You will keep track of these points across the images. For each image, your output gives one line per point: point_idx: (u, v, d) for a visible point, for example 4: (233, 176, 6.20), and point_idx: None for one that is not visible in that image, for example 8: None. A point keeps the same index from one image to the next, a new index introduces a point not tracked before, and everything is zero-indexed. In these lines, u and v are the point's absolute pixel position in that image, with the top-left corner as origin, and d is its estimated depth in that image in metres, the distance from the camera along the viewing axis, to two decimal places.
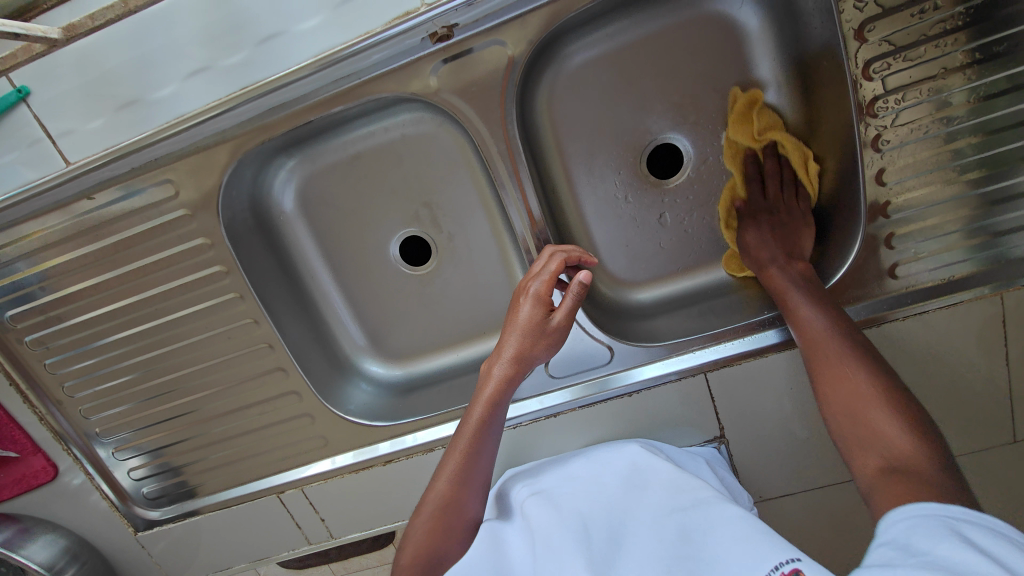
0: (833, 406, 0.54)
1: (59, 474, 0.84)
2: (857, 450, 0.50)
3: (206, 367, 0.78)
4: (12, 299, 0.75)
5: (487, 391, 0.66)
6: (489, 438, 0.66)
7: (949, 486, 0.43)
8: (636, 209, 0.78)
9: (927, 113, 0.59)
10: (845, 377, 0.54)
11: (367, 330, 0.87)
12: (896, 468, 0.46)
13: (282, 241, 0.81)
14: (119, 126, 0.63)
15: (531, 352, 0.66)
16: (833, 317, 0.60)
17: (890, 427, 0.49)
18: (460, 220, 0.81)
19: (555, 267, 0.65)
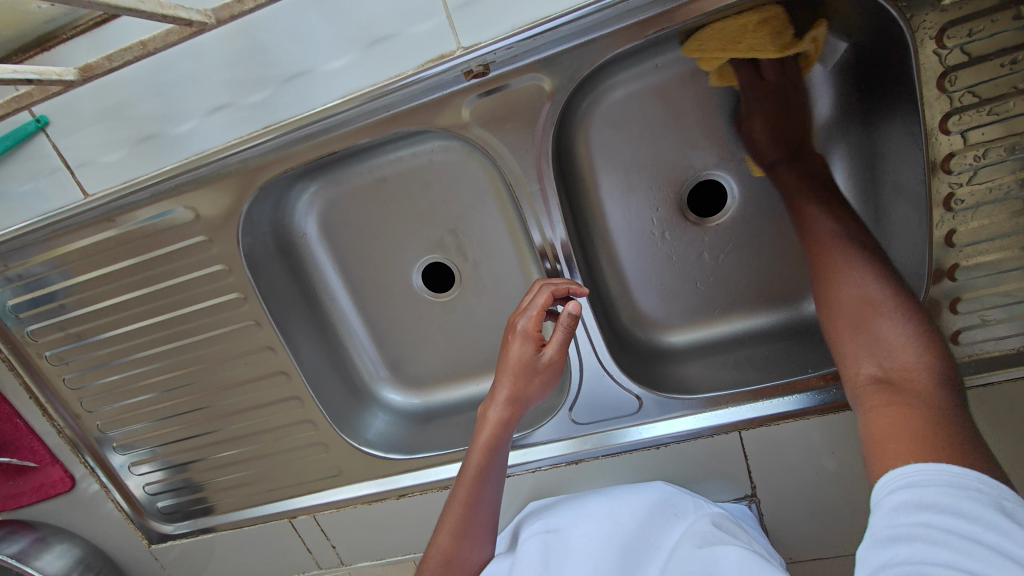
0: (847, 344, 0.49)
1: (77, 484, 0.84)
2: (863, 371, 0.47)
3: (222, 390, 0.77)
4: (34, 314, 0.75)
5: (483, 435, 0.63)
6: (487, 485, 0.63)
7: (946, 418, 0.41)
8: (674, 249, 0.73)
9: (1009, 172, 0.53)
10: (841, 284, 0.51)
11: (387, 356, 0.84)
12: (893, 382, 0.44)
13: (303, 264, 0.78)
14: (140, 153, 0.61)
15: (526, 393, 0.62)
16: (875, 271, 0.51)
17: (910, 358, 0.45)
18: (486, 250, 0.78)
19: (543, 302, 0.60)
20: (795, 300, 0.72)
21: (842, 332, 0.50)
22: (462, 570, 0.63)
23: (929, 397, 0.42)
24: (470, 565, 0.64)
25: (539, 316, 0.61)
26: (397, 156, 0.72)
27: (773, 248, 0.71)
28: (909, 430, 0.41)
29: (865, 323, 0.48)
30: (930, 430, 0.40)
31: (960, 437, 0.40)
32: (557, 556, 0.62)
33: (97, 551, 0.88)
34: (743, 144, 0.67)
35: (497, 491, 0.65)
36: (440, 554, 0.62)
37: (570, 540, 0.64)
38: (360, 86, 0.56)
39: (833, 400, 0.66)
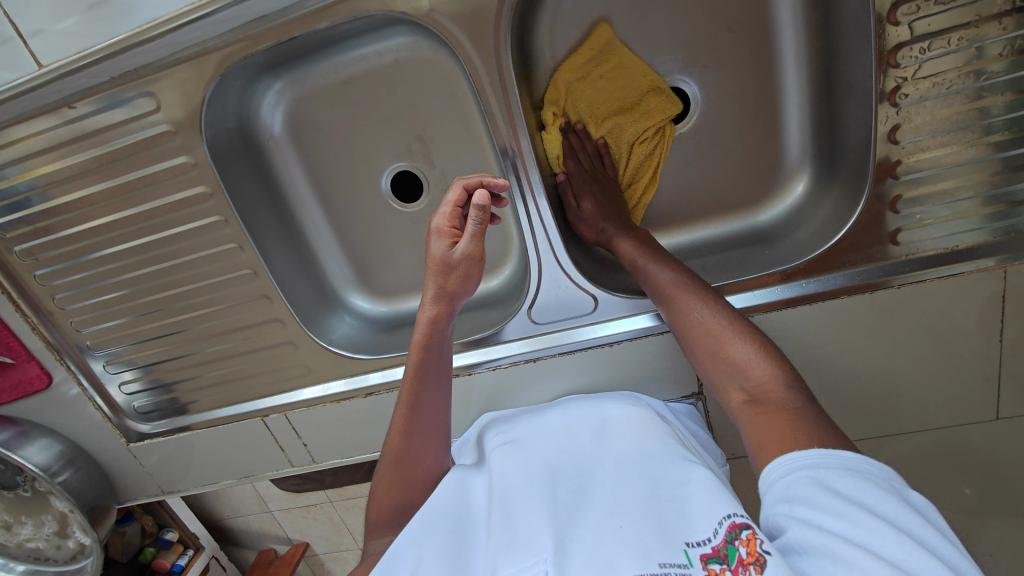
0: (694, 349, 0.59)
1: (54, 383, 0.87)
2: (722, 382, 0.55)
3: (192, 289, 0.79)
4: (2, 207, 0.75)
5: (419, 335, 0.68)
6: (428, 387, 0.69)
7: (807, 417, 0.48)
8: (637, 156, 0.75)
9: (954, 66, 0.55)
10: (691, 313, 0.59)
11: (355, 264, 0.86)
12: (758, 398, 0.52)
13: (270, 166, 0.79)
14: (91, 33, 0.60)
15: (446, 288, 0.64)
16: (667, 262, 0.65)
17: (740, 349, 0.55)
18: (452, 157, 0.80)
19: (452, 198, 0.62)
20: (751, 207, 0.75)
21: (714, 372, 0.56)
22: (419, 467, 0.72)
23: (792, 411, 0.49)
24: (429, 461, 0.73)
25: (453, 212, 0.63)
26: (362, 54, 0.72)
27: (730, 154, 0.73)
28: (778, 420, 0.49)
29: (702, 334, 0.58)
30: (793, 422, 0.48)
31: (801, 413, 0.49)
32: (514, 460, 0.66)
33: (77, 447, 0.92)
34: (706, 46, 0.67)
35: (443, 392, 0.72)
36: (393, 452, 0.70)
37: (528, 446, 0.67)
38: None
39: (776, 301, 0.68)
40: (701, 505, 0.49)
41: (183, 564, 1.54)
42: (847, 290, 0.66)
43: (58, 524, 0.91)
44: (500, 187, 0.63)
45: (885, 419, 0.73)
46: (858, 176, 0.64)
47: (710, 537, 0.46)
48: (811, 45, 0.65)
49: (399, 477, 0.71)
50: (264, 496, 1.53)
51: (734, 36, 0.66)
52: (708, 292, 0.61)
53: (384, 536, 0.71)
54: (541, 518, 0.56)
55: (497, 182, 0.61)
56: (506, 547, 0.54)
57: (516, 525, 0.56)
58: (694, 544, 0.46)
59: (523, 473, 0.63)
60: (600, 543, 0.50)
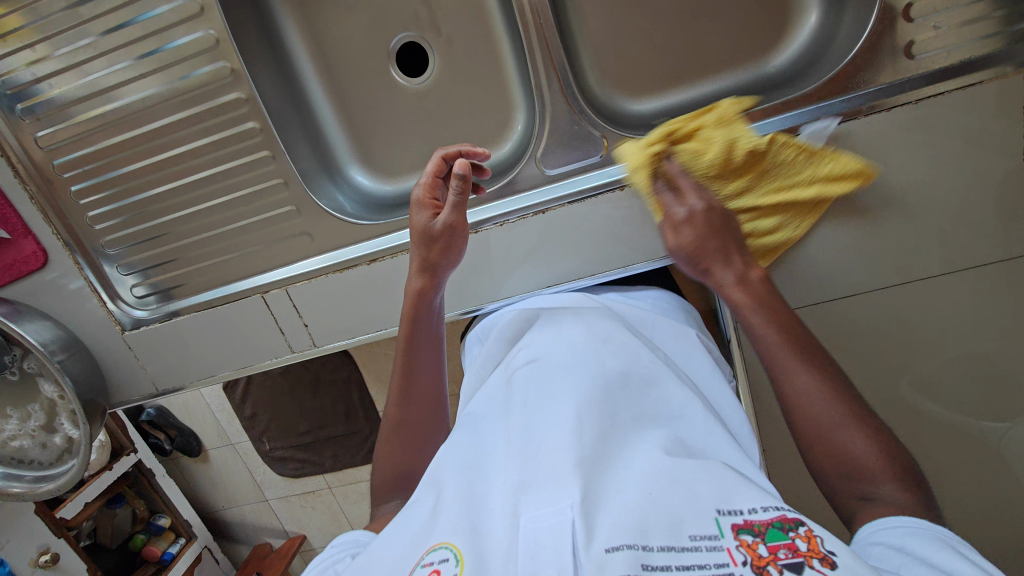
0: (801, 435, 0.54)
1: (49, 263, 0.85)
2: (821, 455, 0.53)
3: (195, 150, 0.79)
4: (15, 60, 0.77)
5: (407, 304, 0.73)
6: (423, 348, 0.73)
7: (915, 497, 0.48)
8: (643, 8, 0.75)
9: None
10: (794, 378, 0.55)
11: (361, 141, 0.87)
12: (868, 497, 0.50)
13: (276, 30, 0.80)
14: None
15: (429, 257, 0.70)
16: (779, 329, 0.57)
17: (855, 441, 0.51)
18: (459, 23, 0.80)
19: (430, 169, 0.69)
20: (758, 57, 0.75)
21: (816, 451, 0.53)
22: (418, 431, 0.73)
23: (910, 505, 0.48)
24: (429, 425, 0.74)
25: (433, 183, 0.70)
26: None
27: (738, 3, 0.74)
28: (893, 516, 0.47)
29: (809, 419, 0.54)
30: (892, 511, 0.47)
31: (905, 502, 0.48)
32: (540, 381, 0.57)
33: (72, 335, 0.88)
34: None
35: (437, 360, 0.75)
36: (392, 420, 0.73)
37: (552, 365, 0.59)
38: None
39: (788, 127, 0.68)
40: (734, 484, 0.42)
41: (173, 553, 1.52)
42: (843, 116, 0.66)
43: (45, 415, 0.87)
44: (481, 155, 0.69)
45: (913, 264, 0.69)
46: None
47: (745, 511, 0.40)
48: None
49: (399, 442, 0.72)
50: (261, 483, 1.50)
51: None
52: (822, 362, 0.56)
53: (390, 501, 0.71)
54: (568, 447, 0.47)
55: (474, 150, 0.68)
56: (527, 487, 0.47)
57: (539, 458, 0.49)
58: (725, 511, 0.40)
59: (548, 398, 0.54)
60: (624, 503, 0.43)
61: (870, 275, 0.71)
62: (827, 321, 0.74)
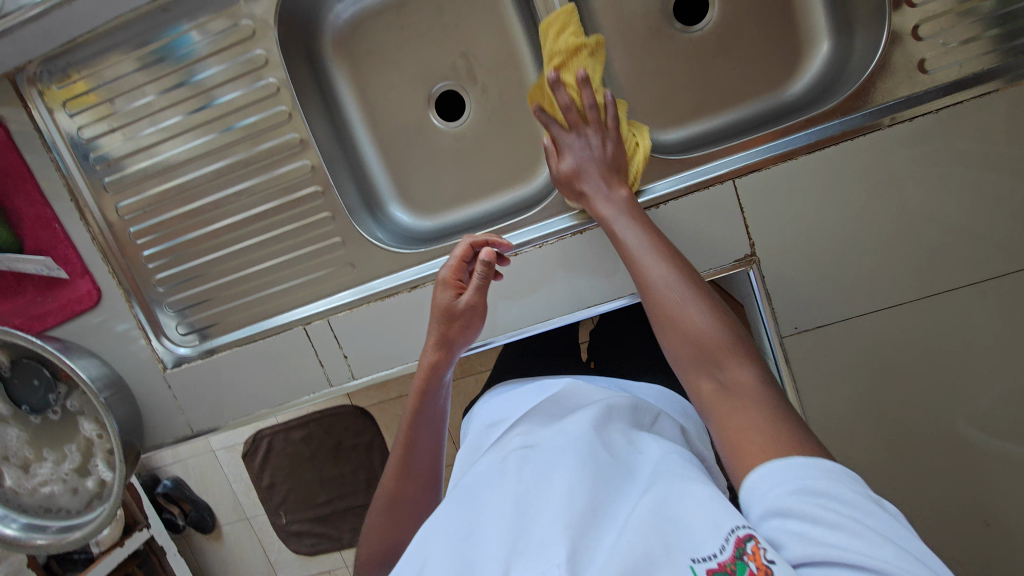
0: (681, 356, 0.55)
1: (101, 302, 0.88)
2: (695, 378, 0.53)
3: (249, 189, 0.84)
4: (91, 114, 0.83)
5: (417, 380, 0.71)
6: (425, 428, 0.70)
7: (789, 431, 0.45)
8: (663, 49, 0.82)
9: None
10: (685, 320, 0.55)
11: (402, 181, 0.92)
12: (736, 394, 0.50)
13: (329, 83, 0.88)
14: None
15: (449, 334, 0.71)
16: (713, 314, 0.54)
17: (724, 348, 0.52)
18: (494, 71, 0.88)
19: (458, 252, 0.72)
20: (776, 86, 0.80)
21: (690, 372, 0.54)
22: (413, 508, 0.70)
23: (773, 418, 0.47)
24: (424, 504, 0.71)
25: (460, 265, 0.73)
26: None
27: (752, 41, 0.80)
28: (757, 420, 0.47)
29: (694, 340, 0.53)
30: (759, 416, 0.47)
31: (780, 419, 0.47)
32: (537, 468, 0.53)
33: (117, 374, 0.89)
34: None
35: (439, 437, 0.72)
36: (387, 495, 0.69)
37: (551, 452, 0.54)
38: None
39: (815, 140, 0.71)
40: (696, 508, 0.42)
41: None
42: (864, 129, 0.69)
43: (81, 457, 0.86)
44: (505, 245, 0.74)
45: (953, 266, 0.70)
46: (875, 20, 0.71)
47: (715, 553, 0.38)
48: None
49: (393, 518, 0.69)
50: (275, 561, 1.41)
51: None
52: (716, 305, 0.56)
53: None
54: (556, 525, 0.45)
55: (501, 241, 0.73)
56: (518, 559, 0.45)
57: (529, 531, 0.47)
58: (700, 559, 0.39)
59: (542, 488, 0.51)
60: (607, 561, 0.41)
61: (909, 280, 0.71)
62: (872, 330, 0.73)
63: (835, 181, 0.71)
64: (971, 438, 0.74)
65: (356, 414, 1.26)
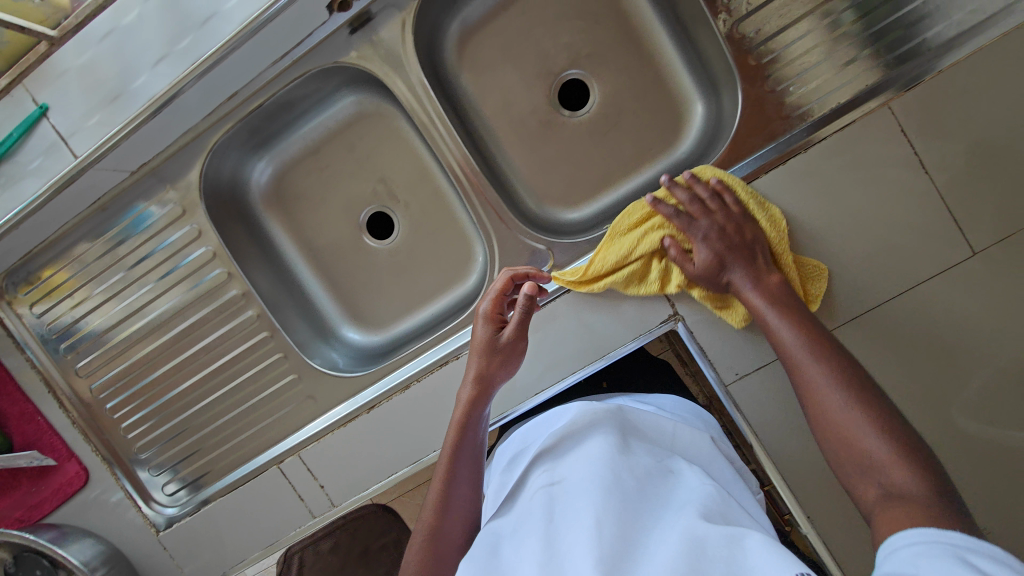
0: (828, 443, 0.57)
1: (90, 480, 0.91)
2: (840, 453, 0.55)
3: (206, 346, 0.89)
4: (60, 305, 0.91)
5: (457, 414, 0.73)
6: (465, 461, 0.71)
7: (937, 505, 0.47)
8: (558, 138, 0.89)
9: None
10: (821, 389, 0.57)
11: (349, 304, 0.97)
12: (893, 492, 0.50)
13: (265, 233, 0.95)
14: (110, 116, 0.77)
15: (489, 368, 0.73)
16: (805, 336, 0.61)
17: (867, 435, 0.53)
18: (411, 188, 0.94)
19: (498, 285, 0.76)
20: (667, 148, 0.85)
21: (839, 456, 0.55)
22: (453, 546, 0.67)
23: (933, 504, 0.47)
24: (461, 539, 0.69)
25: (499, 299, 0.76)
26: (320, 122, 0.91)
27: (636, 113, 0.86)
28: (909, 510, 0.47)
29: (834, 422, 0.56)
30: (928, 514, 0.46)
31: (932, 502, 0.48)
32: (564, 502, 0.59)
33: (114, 548, 0.91)
34: (584, 40, 0.86)
35: (478, 471, 0.72)
36: (426, 530, 0.67)
37: (571, 486, 0.61)
38: (250, 14, 0.72)
39: (704, 199, 0.75)
40: (764, 566, 0.44)
41: None
42: (744, 179, 0.74)
43: None
44: (545, 277, 0.77)
45: (872, 284, 0.71)
46: (728, 79, 0.77)
47: None
48: (656, 11, 0.82)
49: (434, 557, 0.65)
50: None
51: (599, 28, 0.86)
52: (846, 364, 0.58)
53: None
54: (588, 559, 0.49)
55: (541, 275, 0.76)
56: None
57: (561, 566, 0.50)
58: None
59: (573, 519, 0.55)
60: None
61: (834, 304, 0.72)
62: None
63: None
64: (960, 453, 0.69)
65: (380, 512, 1.19)
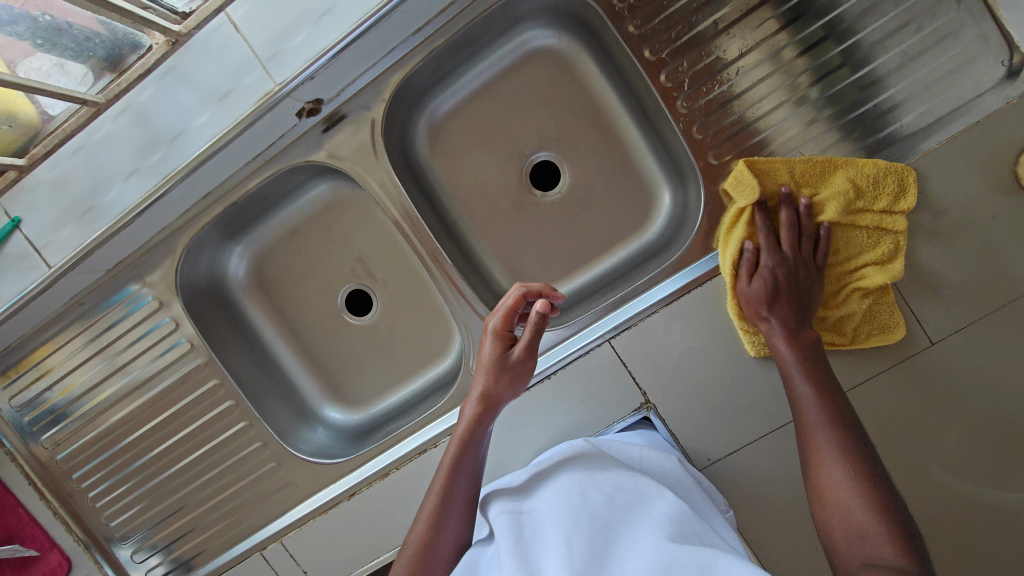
0: (824, 516, 0.60)
1: (73, 570, 0.91)
2: (839, 539, 0.59)
3: (184, 437, 0.89)
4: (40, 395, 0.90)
5: (460, 430, 0.74)
6: (465, 476, 0.72)
7: (916, 574, 0.53)
8: (531, 219, 0.89)
9: (757, 40, 0.70)
10: (825, 473, 0.61)
11: (330, 384, 0.97)
12: (876, 565, 0.54)
13: (243, 316, 0.95)
14: (84, 228, 0.82)
15: (495, 387, 0.73)
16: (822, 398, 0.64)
17: (857, 505, 0.57)
18: (388, 267, 0.95)
19: (508, 303, 0.75)
20: (637, 231, 0.86)
21: (834, 530, 0.59)
22: (441, 560, 0.70)
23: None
24: (451, 550, 0.71)
25: (509, 316, 0.76)
26: (296, 208, 0.92)
27: (607, 195, 0.87)
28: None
29: (830, 497, 0.60)
30: None
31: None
32: (540, 531, 0.65)
33: None
34: (554, 124, 0.87)
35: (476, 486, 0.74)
36: (417, 541, 0.70)
37: (544, 515, 0.66)
38: (218, 131, 0.77)
39: (670, 294, 0.76)
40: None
41: None
42: (706, 276, 0.75)
43: None
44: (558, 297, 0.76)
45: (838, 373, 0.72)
46: (688, 171, 0.79)
47: None
48: (624, 98, 0.83)
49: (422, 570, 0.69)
50: None
51: (568, 112, 0.86)
52: (854, 449, 0.60)
53: None
54: None
55: (554, 294, 0.75)
56: None
57: None
58: None
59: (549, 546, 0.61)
60: None
61: None
62: (780, 446, 0.75)
63: (700, 325, 0.75)
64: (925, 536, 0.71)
65: None
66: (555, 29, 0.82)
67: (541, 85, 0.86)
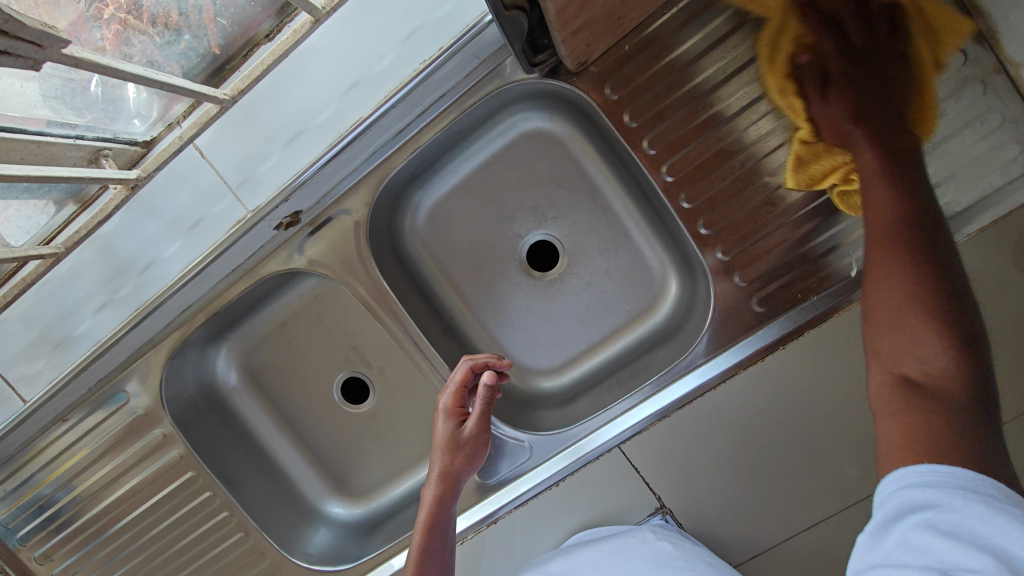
0: (868, 292, 0.45)
1: None
2: (874, 291, 0.44)
3: (180, 548, 0.86)
4: (32, 511, 0.87)
5: (422, 514, 0.68)
6: (437, 566, 0.65)
7: (966, 431, 0.37)
8: (531, 303, 0.84)
9: (781, 118, 0.65)
10: (884, 273, 0.44)
11: (331, 479, 0.94)
12: (912, 381, 0.40)
13: (236, 415, 0.92)
14: (59, 360, 0.88)
15: (454, 466, 0.69)
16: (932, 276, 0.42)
17: (940, 383, 0.39)
18: (383, 354, 0.90)
19: (457, 378, 0.70)
20: (645, 316, 0.82)
21: (877, 335, 0.43)
22: None
23: (960, 428, 0.37)
24: None
25: (459, 392, 0.71)
26: (283, 301, 0.88)
27: (609, 277, 0.82)
28: (934, 429, 0.37)
29: (878, 277, 0.44)
30: (948, 442, 0.37)
31: (970, 440, 0.37)
32: None
33: None
34: (548, 204, 0.82)
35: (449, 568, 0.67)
36: None
37: None
38: (191, 261, 0.83)
39: (680, 398, 0.71)
40: None
41: None
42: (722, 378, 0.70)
43: None
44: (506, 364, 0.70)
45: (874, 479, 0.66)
46: (698, 266, 0.75)
47: None
48: (621, 180, 0.79)
49: None
50: None
51: (564, 190, 0.81)
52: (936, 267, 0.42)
53: None
54: None
55: (502, 364, 0.70)
56: None
57: None
58: None
59: None
60: None
61: (828, 496, 0.67)
62: (814, 558, 0.68)
63: (715, 427, 0.70)
64: None
65: None
66: (546, 112, 0.77)
67: (533, 165, 0.80)
